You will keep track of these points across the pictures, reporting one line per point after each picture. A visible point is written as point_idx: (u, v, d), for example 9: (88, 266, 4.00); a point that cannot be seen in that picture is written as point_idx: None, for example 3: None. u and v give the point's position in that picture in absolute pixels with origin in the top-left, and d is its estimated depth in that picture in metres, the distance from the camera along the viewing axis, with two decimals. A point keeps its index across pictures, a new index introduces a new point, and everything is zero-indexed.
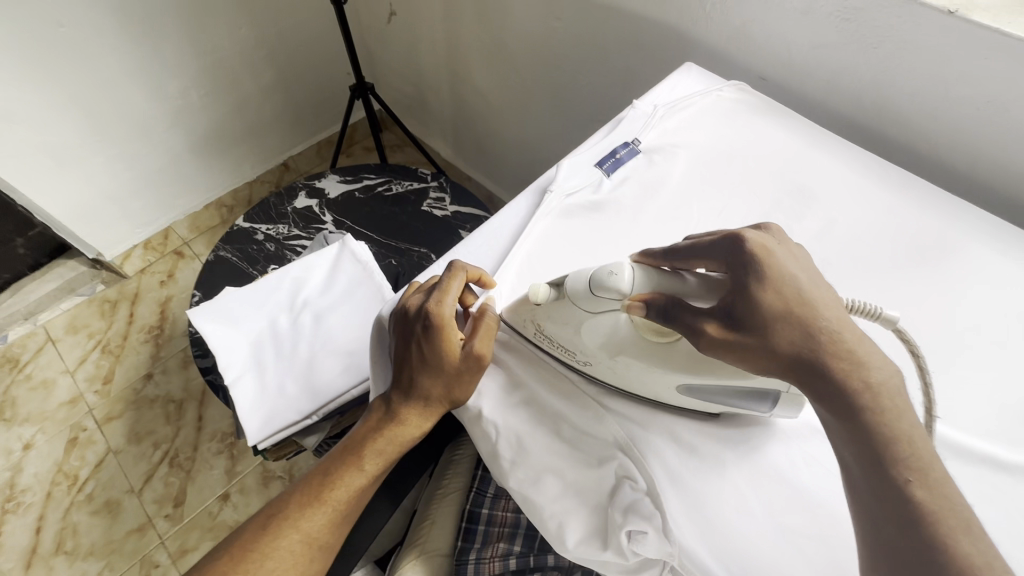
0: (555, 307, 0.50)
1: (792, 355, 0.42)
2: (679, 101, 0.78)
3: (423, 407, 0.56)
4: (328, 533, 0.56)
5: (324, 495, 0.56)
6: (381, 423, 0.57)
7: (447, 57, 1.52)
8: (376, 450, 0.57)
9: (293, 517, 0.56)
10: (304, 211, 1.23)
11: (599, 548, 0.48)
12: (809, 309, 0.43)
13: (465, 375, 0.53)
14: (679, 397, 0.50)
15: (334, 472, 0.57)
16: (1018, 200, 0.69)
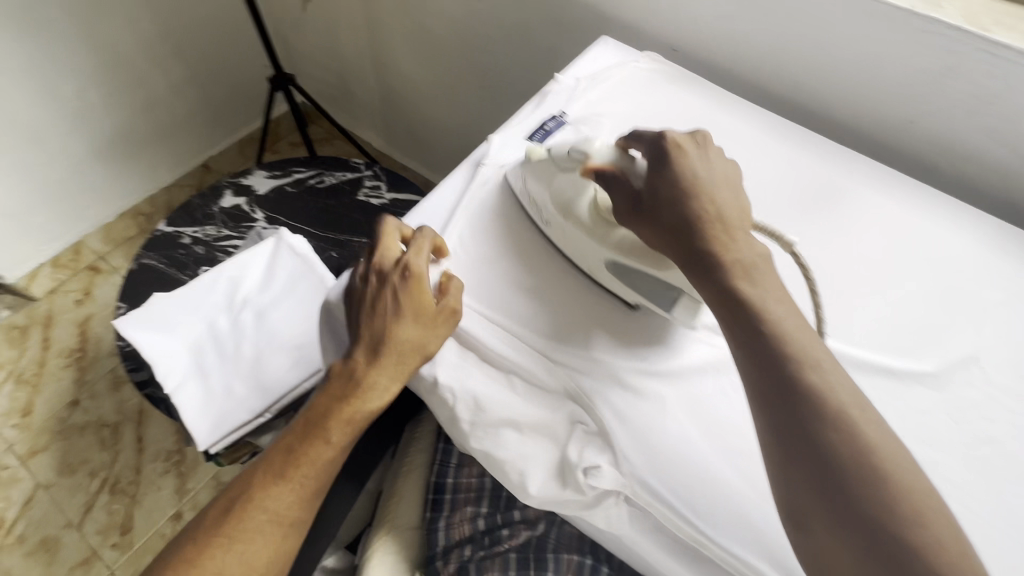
0: (542, 167, 0.62)
1: (670, 235, 0.51)
2: (599, 73, 0.81)
3: (390, 369, 0.54)
4: (298, 509, 0.56)
5: (291, 472, 0.56)
6: (338, 390, 0.55)
7: (369, 44, 1.49)
8: (337, 419, 0.55)
9: (260, 498, 0.55)
10: (232, 210, 1.18)
11: (558, 488, 0.51)
12: (692, 202, 0.51)
13: (428, 336, 0.54)
14: (606, 275, 0.58)
15: (297, 446, 0.56)
16: (899, 149, 0.78)
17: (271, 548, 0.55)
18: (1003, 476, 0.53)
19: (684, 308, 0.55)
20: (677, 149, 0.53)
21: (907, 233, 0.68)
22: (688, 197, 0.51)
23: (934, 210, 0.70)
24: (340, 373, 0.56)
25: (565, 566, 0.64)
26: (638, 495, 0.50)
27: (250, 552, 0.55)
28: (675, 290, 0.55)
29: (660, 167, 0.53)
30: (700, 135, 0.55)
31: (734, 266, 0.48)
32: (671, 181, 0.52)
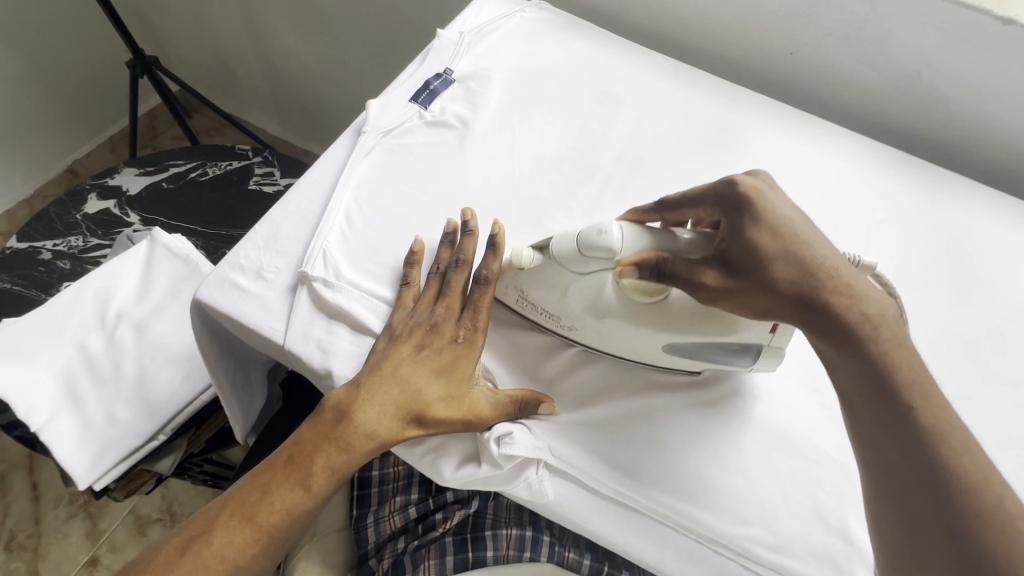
0: (543, 272, 0.50)
1: (792, 292, 0.44)
2: (485, 25, 0.76)
3: (395, 425, 0.47)
4: (257, 559, 0.47)
5: (258, 516, 0.46)
6: (338, 424, 0.47)
7: (244, 18, 1.35)
8: (331, 461, 0.47)
9: (216, 538, 0.46)
10: (100, 216, 1.04)
11: (474, 467, 0.48)
12: (789, 259, 0.44)
13: (446, 395, 0.48)
14: (665, 355, 0.51)
15: (276, 482, 0.47)
16: (785, 83, 0.80)
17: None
18: None
19: (764, 357, 0.50)
20: (760, 196, 0.47)
21: (799, 165, 0.69)
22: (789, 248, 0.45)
23: (822, 140, 0.72)
24: (345, 404, 0.47)
25: (504, 541, 0.60)
26: (556, 458, 0.48)
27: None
28: (754, 345, 0.49)
29: (745, 221, 0.46)
30: (762, 175, 0.51)
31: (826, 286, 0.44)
32: (772, 236, 0.45)
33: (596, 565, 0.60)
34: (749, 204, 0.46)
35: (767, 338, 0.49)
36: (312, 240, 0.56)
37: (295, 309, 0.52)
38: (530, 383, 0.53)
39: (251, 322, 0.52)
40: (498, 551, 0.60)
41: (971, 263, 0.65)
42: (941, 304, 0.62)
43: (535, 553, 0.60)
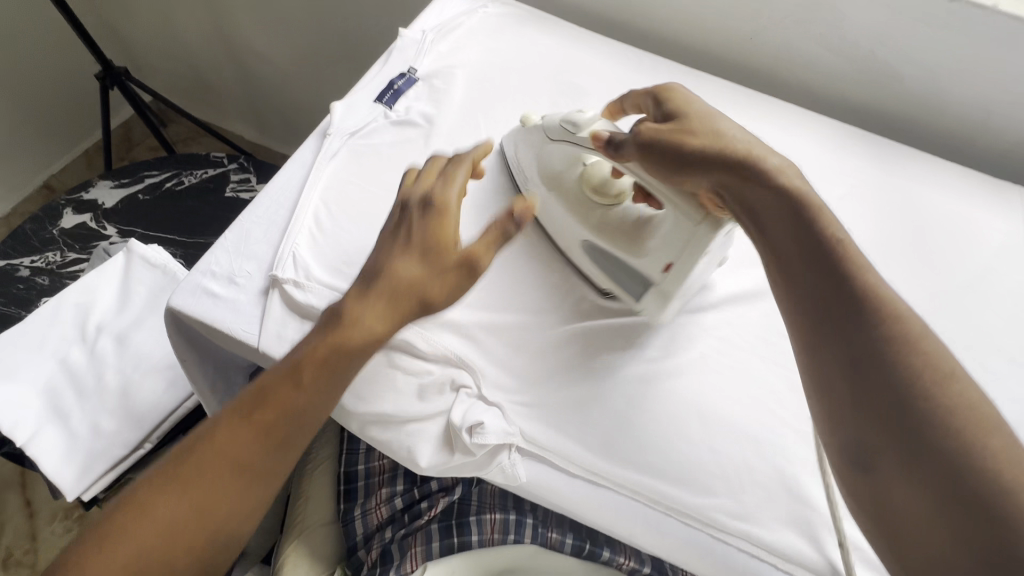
0: (534, 135, 0.62)
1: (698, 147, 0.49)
2: (447, 22, 0.77)
3: (387, 300, 0.46)
4: (258, 458, 0.44)
5: (258, 413, 0.44)
6: (330, 326, 0.46)
7: (213, 25, 1.34)
8: (324, 349, 0.45)
9: (214, 441, 0.44)
10: (77, 230, 1.04)
11: (447, 455, 0.50)
12: (707, 133, 0.50)
13: (436, 270, 0.47)
14: (581, 253, 0.58)
15: (272, 381, 0.45)
16: (746, 67, 0.81)
17: (224, 502, 0.43)
18: None
19: (653, 299, 0.55)
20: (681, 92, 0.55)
21: None
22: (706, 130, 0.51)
23: (781, 121, 0.73)
24: (336, 313, 0.46)
25: (489, 525, 0.60)
26: (527, 441, 0.50)
27: (198, 500, 0.43)
28: (646, 279, 0.54)
29: (666, 108, 0.54)
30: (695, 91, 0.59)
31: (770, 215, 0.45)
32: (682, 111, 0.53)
33: (578, 544, 0.60)
34: (665, 91, 0.55)
35: (656, 278, 0.53)
36: (281, 243, 0.57)
37: (268, 313, 0.53)
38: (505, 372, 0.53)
39: (225, 327, 0.53)
40: (483, 535, 0.60)
41: (926, 234, 0.67)
42: (898, 276, 0.64)
43: (518, 536, 0.60)
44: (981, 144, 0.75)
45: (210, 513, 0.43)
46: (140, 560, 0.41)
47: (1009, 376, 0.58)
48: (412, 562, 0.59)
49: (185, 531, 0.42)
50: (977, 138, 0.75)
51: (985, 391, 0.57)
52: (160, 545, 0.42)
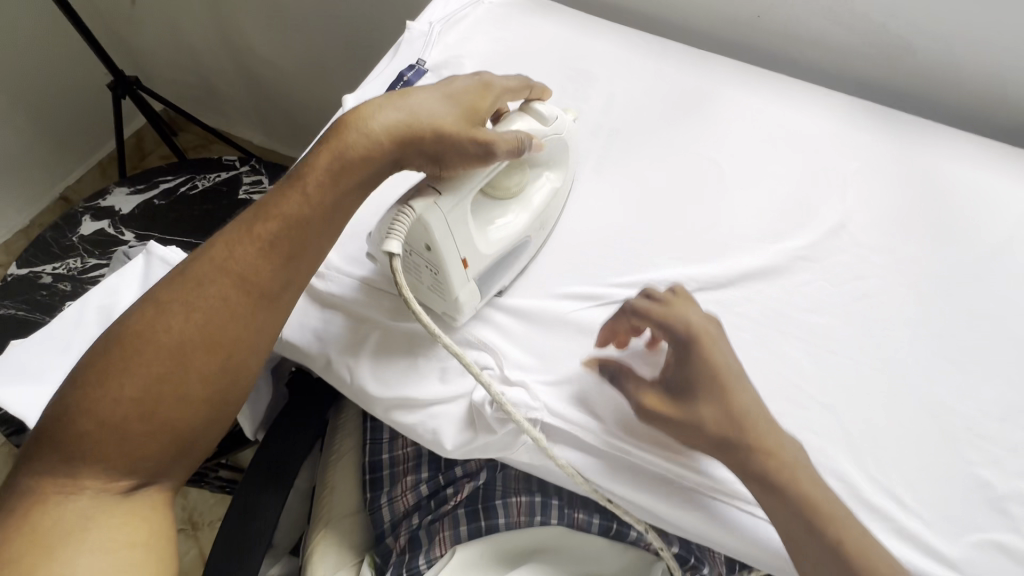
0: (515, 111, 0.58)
1: (718, 431, 0.50)
2: (453, 14, 0.77)
3: (392, 116, 0.49)
4: (257, 265, 0.48)
5: (260, 223, 0.49)
6: (338, 129, 0.50)
7: (220, 31, 1.36)
8: (330, 160, 0.49)
9: (220, 247, 0.49)
10: (96, 237, 1.06)
11: (471, 435, 0.50)
12: (717, 405, 0.51)
13: (450, 109, 0.50)
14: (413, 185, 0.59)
15: (278, 197, 0.50)
16: (755, 45, 0.81)
17: (225, 321, 0.47)
18: (878, 324, 0.58)
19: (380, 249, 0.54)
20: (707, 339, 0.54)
21: (773, 125, 0.71)
22: (699, 358, 0.53)
23: (793, 98, 0.73)
24: (351, 114, 0.51)
25: (515, 508, 0.60)
26: (551, 418, 0.51)
27: (199, 318, 0.47)
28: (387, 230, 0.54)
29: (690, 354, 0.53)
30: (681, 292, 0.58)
31: (762, 452, 0.49)
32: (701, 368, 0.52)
33: (605, 524, 0.60)
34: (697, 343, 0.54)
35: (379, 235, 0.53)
36: None
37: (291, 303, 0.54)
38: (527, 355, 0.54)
39: None
40: (510, 518, 0.60)
41: (945, 205, 0.66)
42: (919, 247, 0.63)
43: (545, 517, 0.60)
44: (996, 114, 0.74)
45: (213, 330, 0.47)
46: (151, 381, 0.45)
47: None
48: (441, 547, 0.60)
49: (189, 351, 0.46)
50: (993, 107, 0.74)
51: (1009, 358, 0.56)
52: (171, 366, 0.45)
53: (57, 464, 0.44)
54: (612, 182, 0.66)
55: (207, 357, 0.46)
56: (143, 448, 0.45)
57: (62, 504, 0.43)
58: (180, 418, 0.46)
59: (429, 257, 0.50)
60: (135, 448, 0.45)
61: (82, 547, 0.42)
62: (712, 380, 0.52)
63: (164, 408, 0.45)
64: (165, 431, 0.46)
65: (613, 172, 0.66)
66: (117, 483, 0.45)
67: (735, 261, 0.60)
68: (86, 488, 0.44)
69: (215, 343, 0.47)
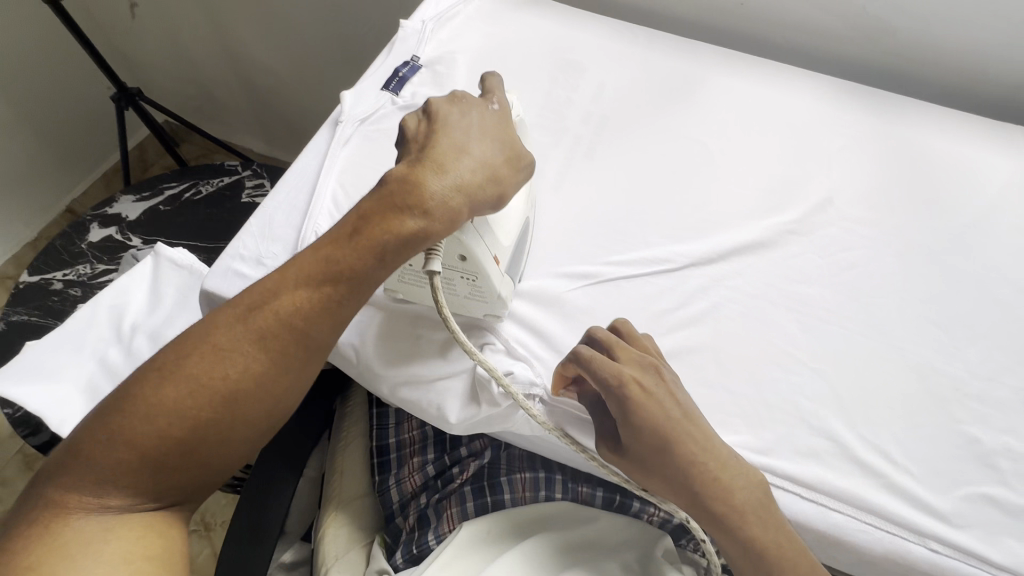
0: None
1: (671, 484, 0.47)
2: (446, 11, 0.80)
3: (467, 175, 0.47)
4: (316, 320, 0.47)
5: (324, 277, 0.46)
6: (410, 193, 0.46)
7: (219, 41, 1.39)
8: (414, 224, 0.46)
9: (279, 295, 0.47)
10: (104, 243, 1.08)
11: (475, 409, 0.52)
12: (677, 463, 0.46)
13: (503, 155, 0.50)
14: None
15: (344, 249, 0.47)
16: (740, 31, 0.83)
17: (279, 371, 0.46)
18: (867, 292, 0.59)
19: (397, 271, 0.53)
20: (644, 397, 0.47)
21: (760, 107, 0.73)
22: (644, 423, 0.46)
23: (779, 80, 0.75)
24: (417, 176, 0.46)
25: (520, 484, 0.62)
26: (550, 393, 0.53)
27: (257, 370, 0.45)
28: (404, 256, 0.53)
29: (635, 421, 0.47)
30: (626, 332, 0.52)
31: (722, 505, 0.46)
32: (648, 430, 0.46)
33: (609, 496, 0.61)
34: (633, 407, 0.46)
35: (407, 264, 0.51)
36: (304, 224, 0.60)
37: None
38: (530, 333, 0.56)
39: None
40: (515, 493, 0.62)
41: (929, 177, 0.68)
42: (905, 218, 0.65)
43: (550, 492, 0.61)
44: (977, 90, 0.76)
45: (266, 384, 0.46)
46: (198, 425, 0.44)
47: (1020, 307, 0.59)
48: (449, 523, 0.60)
49: (240, 399, 0.45)
50: (974, 82, 0.75)
51: (995, 321, 0.58)
52: (218, 411, 0.45)
53: (87, 485, 0.43)
54: (604, 167, 0.68)
55: (259, 409, 0.46)
56: (180, 483, 0.45)
57: (90, 518, 0.43)
58: (218, 461, 0.46)
59: (464, 268, 0.51)
60: (173, 486, 0.45)
61: (96, 555, 0.41)
62: (662, 442, 0.46)
63: (209, 449, 0.45)
64: (201, 470, 0.46)
65: (605, 157, 0.69)
66: (145, 507, 0.45)
67: (726, 237, 0.62)
68: (114, 508, 0.43)
69: (264, 395, 0.46)
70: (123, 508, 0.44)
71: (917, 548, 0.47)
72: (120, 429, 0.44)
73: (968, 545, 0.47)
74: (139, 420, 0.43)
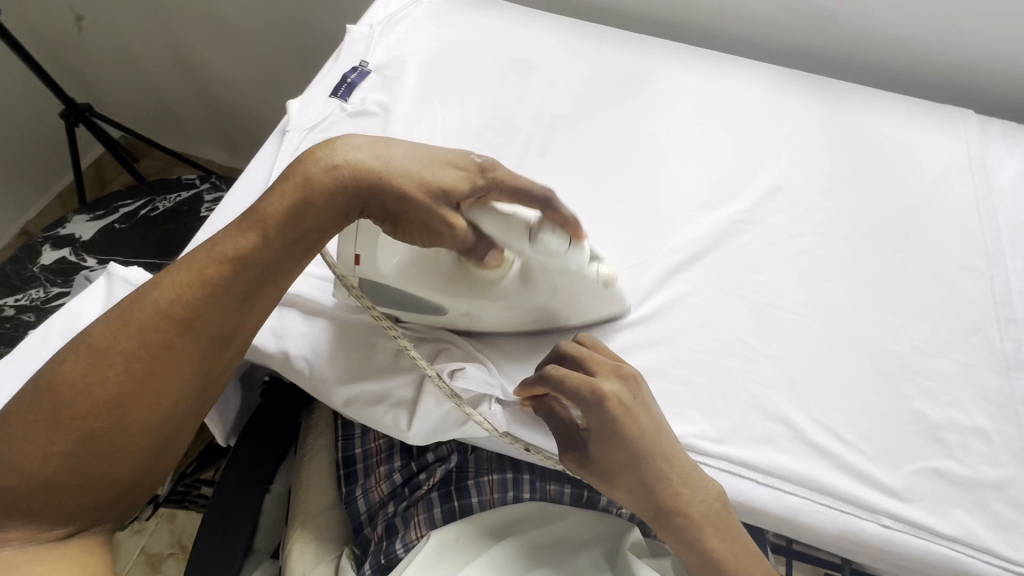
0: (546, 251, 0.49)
1: (629, 497, 0.48)
2: (394, 15, 0.79)
3: (353, 167, 0.46)
4: (197, 308, 0.46)
5: (206, 261, 0.47)
6: (300, 166, 0.48)
7: (172, 51, 1.36)
8: (287, 199, 0.47)
9: (161, 286, 0.47)
10: (57, 265, 1.04)
11: (428, 418, 0.52)
12: (643, 479, 0.47)
13: (407, 171, 0.46)
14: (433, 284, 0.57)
15: (226, 235, 0.48)
16: (687, 24, 0.84)
17: (164, 368, 0.45)
18: (817, 277, 0.60)
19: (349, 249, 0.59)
20: (620, 412, 0.46)
21: (708, 99, 0.73)
22: (621, 438, 0.46)
23: (725, 72, 0.76)
24: (319, 146, 0.48)
25: (488, 486, 0.62)
26: (507, 394, 0.52)
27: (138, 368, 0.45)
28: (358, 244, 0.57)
29: (602, 435, 0.47)
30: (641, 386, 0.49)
31: (683, 517, 0.47)
32: (614, 446, 0.46)
33: (576, 492, 0.62)
34: (614, 425, 0.46)
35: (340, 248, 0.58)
36: None
37: None
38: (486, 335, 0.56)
39: None
40: (483, 496, 0.61)
41: (873, 160, 0.69)
42: (851, 202, 0.66)
43: (518, 492, 0.62)
44: (917, 73, 0.78)
45: (154, 378, 0.45)
46: (86, 434, 0.43)
47: (963, 283, 0.61)
48: (417, 530, 0.60)
49: (127, 402, 0.44)
50: (913, 66, 0.78)
51: (940, 298, 0.60)
52: (102, 417, 0.44)
53: None
54: (557, 165, 0.68)
55: (147, 410, 0.45)
56: (78, 501, 0.44)
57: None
58: (119, 472, 0.45)
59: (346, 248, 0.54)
60: (67, 506, 0.44)
61: None
62: (636, 458, 0.46)
63: (101, 460, 0.44)
64: (101, 484, 0.44)
65: (557, 155, 0.69)
66: (46, 533, 0.43)
67: (679, 229, 0.63)
68: (12, 541, 0.42)
69: (152, 394, 0.45)
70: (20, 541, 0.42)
71: (869, 524, 0.49)
72: (8, 451, 0.43)
73: (917, 518, 0.48)
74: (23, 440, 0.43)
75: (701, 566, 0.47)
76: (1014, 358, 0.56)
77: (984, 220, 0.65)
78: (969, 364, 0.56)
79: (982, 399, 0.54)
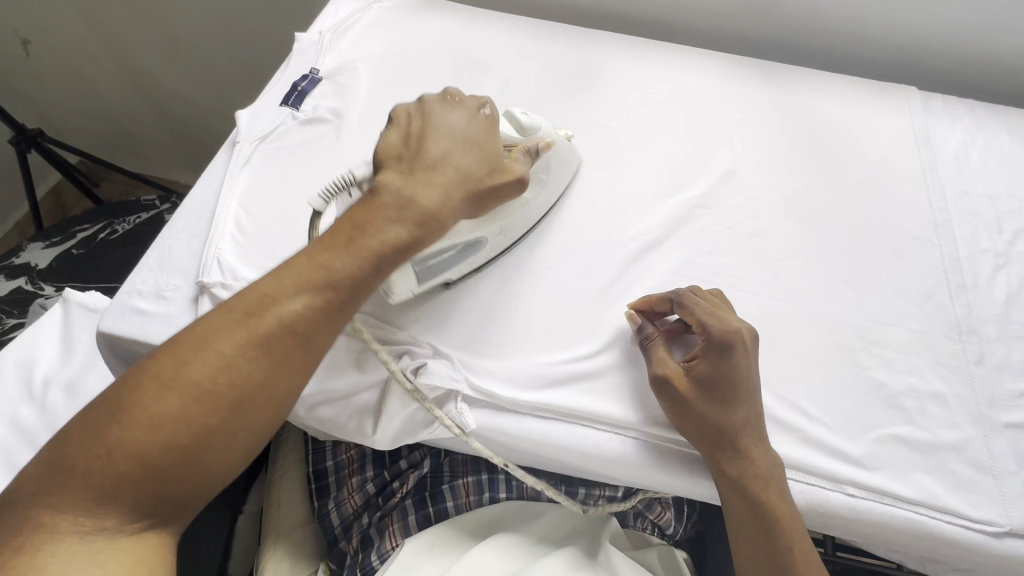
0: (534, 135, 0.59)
1: (738, 428, 0.48)
2: (343, 21, 0.78)
3: (436, 192, 0.47)
4: (317, 323, 0.43)
5: (325, 277, 0.44)
6: (379, 201, 0.46)
7: (126, 71, 1.33)
8: (401, 232, 0.45)
9: (279, 295, 0.43)
10: (12, 295, 1.00)
11: (392, 418, 0.52)
12: (740, 410, 0.48)
13: (480, 169, 0.49)
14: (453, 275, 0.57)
15: (339, 250, 0.44)
16: (637, 17, 0.85)
17: (279, 378, 0.42)
18: (774, 256, 0.61)
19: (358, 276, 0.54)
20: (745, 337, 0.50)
21: (661, 88, 0.74)
22: (731, 368, 0.48)
23: (676, 61, 0.77)
24: (388, 183, 0.46)
25: (463, 489, 0.61)
26: (469, 388, 0.52)
27: (257, 375, 0.41)
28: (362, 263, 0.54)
29: (719, 365, 0.49)
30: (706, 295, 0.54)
31: (744, 461, 0.47)
32: (731, 379, 0.48)
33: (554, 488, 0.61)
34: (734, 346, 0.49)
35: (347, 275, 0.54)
36: (204, 250, 0.58)
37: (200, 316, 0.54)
38: (444, 330, 0.55)
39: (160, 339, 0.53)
40: (458, 499, 0.61)
41: (824, 140, 0.71)
42: (804, 181, 0.67)
43: (494, 492, 0.61)
44: (859, 55, 0.81)
45: (271, 385, 0.42)
46: (201, 435, 0.39)
47: (914, 253, 0.62)
48: (392, 539, 0.59)
49: (242, 409, 0.41)
50: (855, 47, 0.80)
51: (893, 269, 0.61)
52: (214, 418, 0.40)
53: (81, 507, 0.37)
54: None
55: (260, 417, 0.42)
56: (182, 494, 0.40)
57: (54, 548, 0.36)
58: (216, 476, 0.41)
59: None
60: (165, 502, 0.39)
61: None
62: (737, 389, 0.48)
63: (207, 462, 0.40)
64: (200, 485, 0.40)
65: None
66: (137, 528, 0.39)
67: (638, 217, 0.64)
68: (106, 530, 0.38)
69: (266, 403, 0.42)
70: (93, 533, 0.37)
71: (834, 494, 0.49)
72: (115, 443, 0.38)
73: (881, 484, 0.49)
74: (136, 431, 0.38)
75: (743, 511, 0.47)
76: (964, 322, 0.58)
77: (931, 191, 0.67)
78: (923, 331, 0.57)
79: (936, 363, 0.55)
